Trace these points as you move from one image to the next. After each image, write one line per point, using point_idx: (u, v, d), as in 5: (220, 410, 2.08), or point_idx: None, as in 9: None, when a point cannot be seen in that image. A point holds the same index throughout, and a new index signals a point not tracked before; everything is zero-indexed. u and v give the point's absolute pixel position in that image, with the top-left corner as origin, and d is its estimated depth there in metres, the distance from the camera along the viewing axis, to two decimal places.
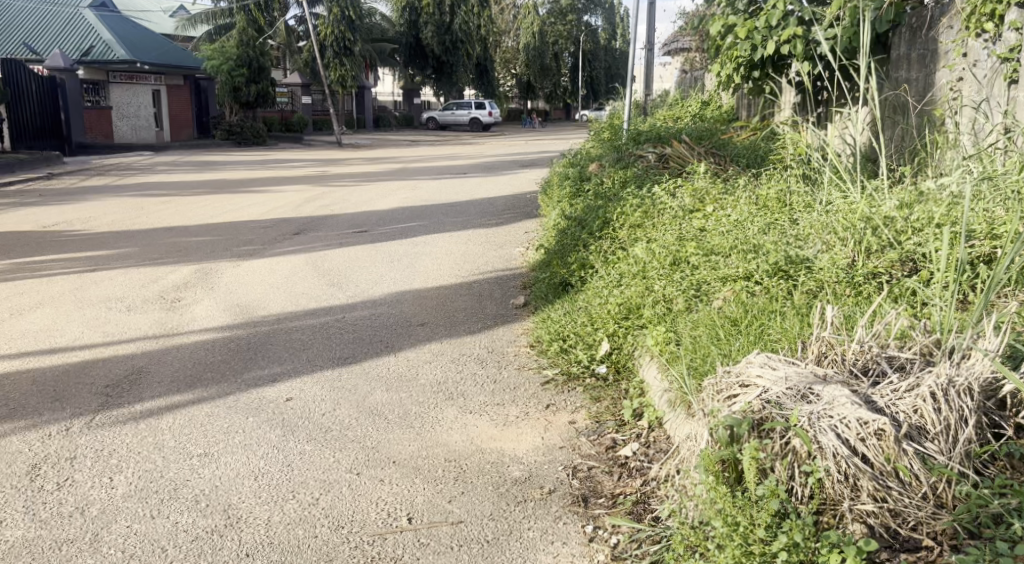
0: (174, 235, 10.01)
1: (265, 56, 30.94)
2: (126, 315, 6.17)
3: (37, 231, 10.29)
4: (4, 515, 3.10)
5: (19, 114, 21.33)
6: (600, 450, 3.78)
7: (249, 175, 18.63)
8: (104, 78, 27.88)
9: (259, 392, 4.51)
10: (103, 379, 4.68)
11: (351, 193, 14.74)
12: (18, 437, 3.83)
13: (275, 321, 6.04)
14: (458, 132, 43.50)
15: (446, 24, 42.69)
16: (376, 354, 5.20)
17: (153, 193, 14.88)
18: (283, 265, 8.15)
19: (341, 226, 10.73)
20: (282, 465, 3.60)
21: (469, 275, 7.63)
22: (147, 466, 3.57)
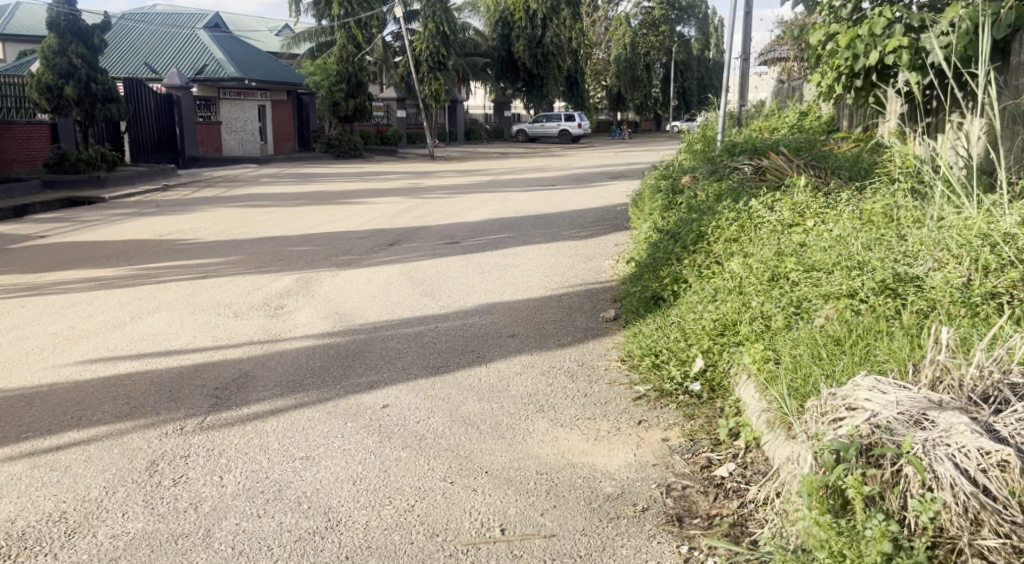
0: (277, 244, 10.43)
1: (364, 71, 31.90)
2: (234, 320, 6.47)
3: (154, 239, 10.92)
4: (127, 507, 3.30)
5: (139, 130, 22.71)
6: (695, 469, 3.71)
7: (346, 186, 19.25)
8: (215, 94, 29.35)
9: (357, 398, 4.65)
10: (214, 382, 4.93)
11: (443, 205, 15.01)
12: (139, 435, 4.07)
13: (372, 329, 6.22)
14: (548, 144, 43.71)
15: (538, 38, 43.07)
16: (468, 364, 5.28)
17: (258, 203, 15.57)
18: (379, 274, 8.38)
19: (434, 237, 10.94)
20: (379, 471, 3.69)
21: (559, 288, 7.64)
22: (253, 466, 3.73)
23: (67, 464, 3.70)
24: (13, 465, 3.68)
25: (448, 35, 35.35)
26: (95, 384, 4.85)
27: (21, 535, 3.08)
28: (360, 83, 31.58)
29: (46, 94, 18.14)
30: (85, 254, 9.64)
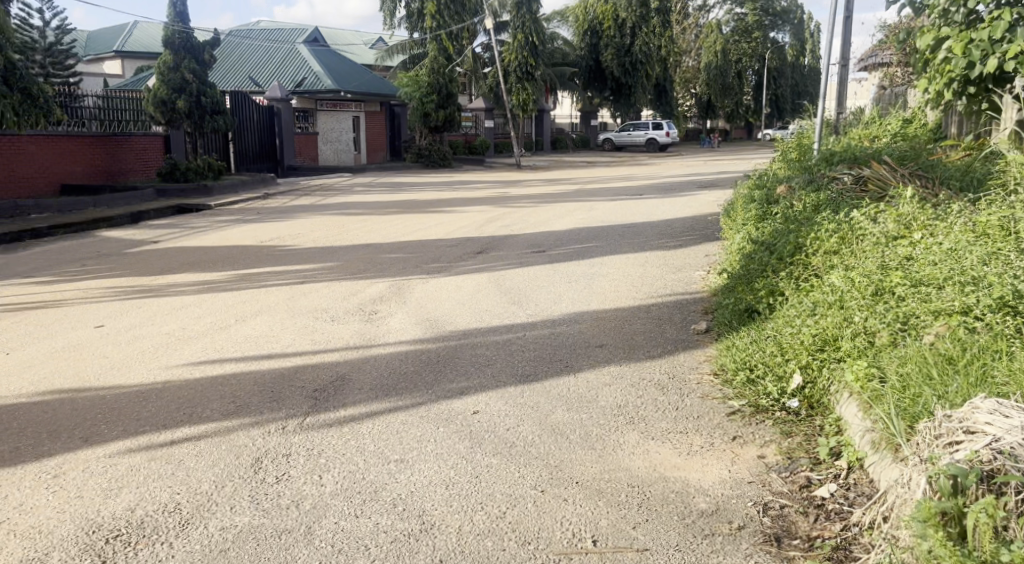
0: (370, 251, 10.72)
1: (454, 82, 32.42)
2: (331, 325, 6.67)
3: (255, 245, 11.39)
4: (235, 501, 3.45)
5: (242, 141, 23.75)
6: (794, 489, 3.60)
7: (436, 195, 19.60)
8: (313, 106, 30.33)
9: (448, 403, 4.73)
10: (312, 383, 5.10)
11: (531, 214, 15.09)
12: (245, 432, 4.26)
13: (462, 336, 6.31)
14: (635, 153, 43.34)
15: (626, 46, 42.84)
16: (556, 373, 5.29)
17: (351, 211, 16.03)
18: (468, 282, 8.50)
19: (522, 246, 11.01)
20: (471, 477, 3.74)
21: (648, 298, 7.56)
22: (351, 467, 3.84)
23: (180, 458, 3.90)
24: (131, 457, 3.91)
25: (537, 45, 35.50)
26: (204, 383, 5.09)
27: (139, 523, 3.26)
28: (451, 94, 32.12)
29: (161, 108, 19.18)
30: (192, 259, 10.14)
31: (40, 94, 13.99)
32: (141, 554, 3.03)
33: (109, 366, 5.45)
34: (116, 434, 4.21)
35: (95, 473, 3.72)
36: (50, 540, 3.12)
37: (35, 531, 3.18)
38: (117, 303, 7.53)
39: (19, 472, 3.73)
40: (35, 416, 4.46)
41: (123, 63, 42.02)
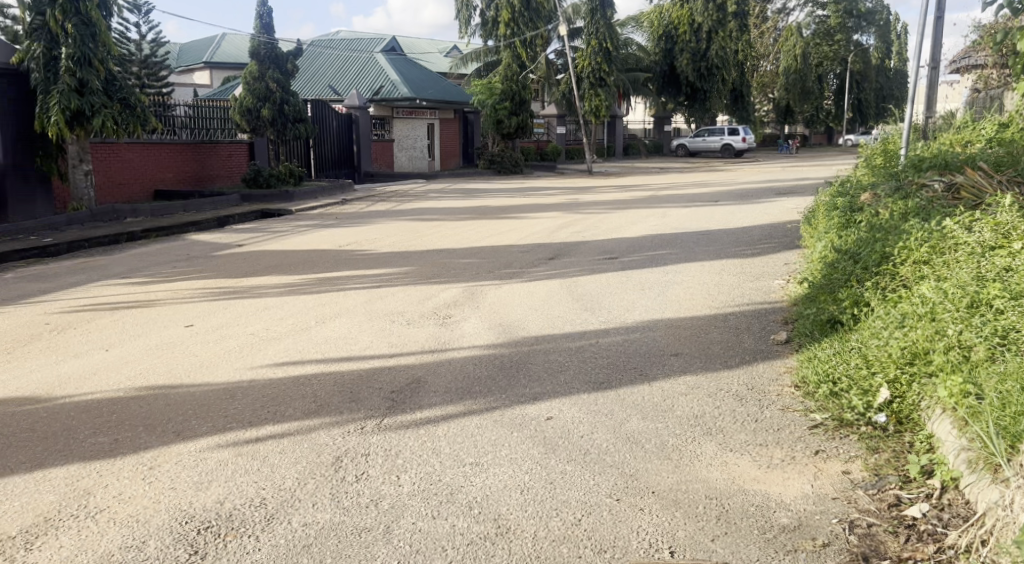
0: (443, 256, 10.84)
1: (527, 89, 32.56)
2: (407, 328, 6.77)
3: (334, 249, 11.67)
4: (317, 498, 3.53)
5: (322, 148, 24.38)
6: (882, 507, 3.47)
7: (508, 201, 19.72)
8: (389, 113, 30.82)
9: (522, 408, 4.73)
10: (389, 385, 5.18)
11: (603, 220, 15.01)
12: (326, 432, 4.35)
13: (536, 342, 6.31)
14: (710, 159, 42.63)
15: (702, 51, 42.23)
16: (631, 381, 5.24)
17: (425, 217, 16.26)
18: (541, 288, 8.50)
19: (595, 252, 10.96)
20: (545, 482, 3.73)
21: (724, 307, 7.41)
22: (427, 469, 3.88)
23: (264, 454, 4.02)
24: (219, 452, 4.05)
25: (611, 51, 35.26)
26: (287, 382, 5.24)
27: (228, 516, 3.37)
28: (524, 101, 32.36)
29: (247, 116, 20.02)
30: (274, 262, 10.46)
31: (137, 104, 14.72)
32: (230, 545, 3.13)
33: (198, 364, 5.66)
34: (205, 429, 4.36)
35: (186, 466, 3.87)
36: (147, 529, 3.25)
37: (133, 519, 3.33)
38: (204, 304, 7.81)
39: (118, 463, 3.91)
40: (131, 410, 4.66)
41: (211, 73, 43.72)
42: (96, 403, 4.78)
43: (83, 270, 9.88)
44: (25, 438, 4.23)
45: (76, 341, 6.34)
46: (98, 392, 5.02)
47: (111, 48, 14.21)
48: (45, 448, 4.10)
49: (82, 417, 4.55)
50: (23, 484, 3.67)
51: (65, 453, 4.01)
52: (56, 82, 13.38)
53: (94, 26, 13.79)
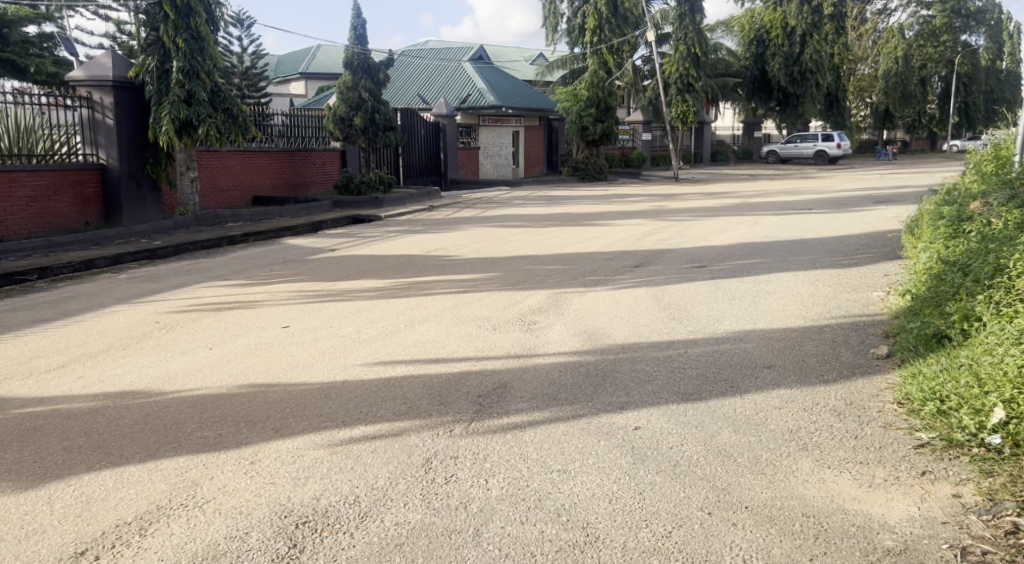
0: (529, 263, 10.87)
1: (613, 96, 32.40)
2: (493, 333, 6.83)
3: (421, 254, 11.89)
4: (408, 499, 3.60)
5: (410, 155, 24.87)
6: (997, 534, 3.28)
7: (593, 208, 19.62)
8: (475, 121, 31.20)
9: (609, 417, 4.69)
10: (476, 389, 5.23)
11: (690, 228, 14.74)
12: (416, 434, 4.42)
13: (622, 350, 6.26)
14: (802, 165, 41.37)
15: (795, 55, 41.12)
16: (721, 393, 5.11)
17: (510, 223, 16.37)
18: (627, 296, 8.44)
19: (682, 261, 10.79)
20: (634, 493, 3.68)
21: (818, 319, 7.18)
22: (515, 473, 3.89)
23: (357, 453, 4.12)
24: (315, 449, 4.18)
25: (700, 56, 34.67)
26: (378, 384, 5.36)
27: (324, 512, 3.46)
28: (609, 108, 32.27)
29: (339, 125, 20.60)
30: (364, 267, 10.72)
31: (240, 114, 15.40)
32: (326, 540, 3.22)
33: (294, 364, 5.85)
34: (302, 427, 4.51)
35: (284, 462, 4.01)
36: (249, 521, 3.38)
37: (237, 511, 3.47)
38: (298, 306, 8.08)
39: (221, 456, 4.08)
40: (233, 407, 4.86)
41: (306, 83, 45.28)
42: (201, 399, 5.01)
43: (188, 272, 10.37)
44: (138, 429, 4.46)
45: (183, 339, 6.65)
46: (203, 389, 5.24)
47: (217, 61, 15.02)
48: (156, 440, 4.32)
49: (189, 411, 4.77)
50: (136, 473, 3.87)
51: (174, 445, 4.22)
52: (168, 93, 14.12)
53: (203, 40, 14.65)
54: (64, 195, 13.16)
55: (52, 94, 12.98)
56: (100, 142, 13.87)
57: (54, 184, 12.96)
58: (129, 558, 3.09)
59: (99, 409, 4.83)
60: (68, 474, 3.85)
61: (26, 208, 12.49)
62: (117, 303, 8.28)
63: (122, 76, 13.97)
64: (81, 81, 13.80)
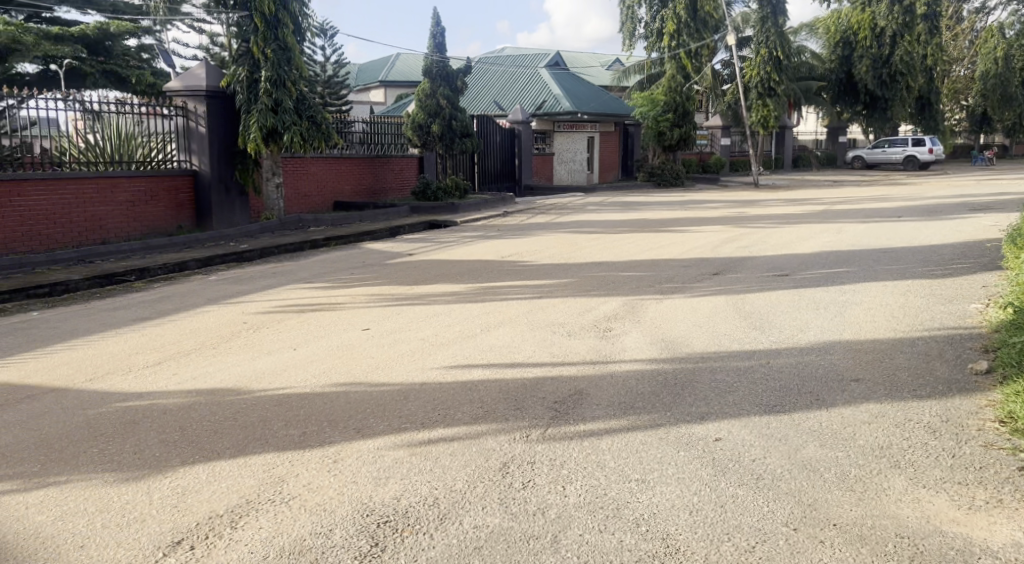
0: (605, 269, 10.81)
1: (690, 101, 32.24)
2: (568, 339, 6.81)
3: (497, 260, 11.96)
4: (486, 503, 3.62)
5: (486, 161, 25.06)
6: None
7: (670, 214, 19.38)
8: (550, 127, 31.23)
9: (688, 428, 4.61)
10: (553, 395, 5.23)
11: (770, 235, 14.39)
12: (494, 437, 4.45)
13: (701, 359, 6.15)
14: (891, 171, 39.86)
15: (885, 57, 39.76)
16: (806, 406, 4.97)
17: (586, 230, 16.30)
18: (705, 304, 8.29)
19: (763, 269, 10.54)
20: (715, 505, 3.61)
21: (909, 331, 6.90)
22: (592, 481, 3.87)
23: (436, 455, 4.18)
24: (395, 450, 4.25)
25: (782, 60, 33.81)
26: (456, 387, 5.42)
27: (404, 512, 3.52)
28: (687, 112, 31.89)
29: (417, 132, 20.97)
30: (442, 271, 10.85)
31: (323, 121, 15.85)
32: (407, 540, 3.27)
33: (374, 366, 5.97)
34: (383, 428, 4.60)
35: (366, 461, 4.09)
36: (333, 519, 3.46)
37: (321, 508, 3.56)
38: (378, 309, 8.24)
39: (306, 454, 4.19)
40: (317, 406, 4.99)
41: (386, 91, 46.23)
42: (286, 397, 5.17)
43: (274, 275, 10.70)
44: (228, 425, 4.63)
45: (269, 340, 6.87)
46: (288, 388, 5.40)
47: (303, 71, 15.54)
48: (245, 436, 4.48)
49: (275, 410, 4.93)
50: (227, 468, 4.01)
51: (262, 442, 4.37)
52: (256, 101, 14.65)
53: (290, 51, 15.18)
54: (160, 200, 13.79)
55: (150, 104, 13.58)
56: (193, 149, 14.47)
57: (151, 189, 13.59)
58: (221, 549, 3.21)
59: (192, 404, 5.03)
60: (164, 466, 4.03)
61: (126, 212, 13.14)
62: (207, 304, 8.61)
63: (215, 86, 14.51)
64: (177, 91, 14.41)
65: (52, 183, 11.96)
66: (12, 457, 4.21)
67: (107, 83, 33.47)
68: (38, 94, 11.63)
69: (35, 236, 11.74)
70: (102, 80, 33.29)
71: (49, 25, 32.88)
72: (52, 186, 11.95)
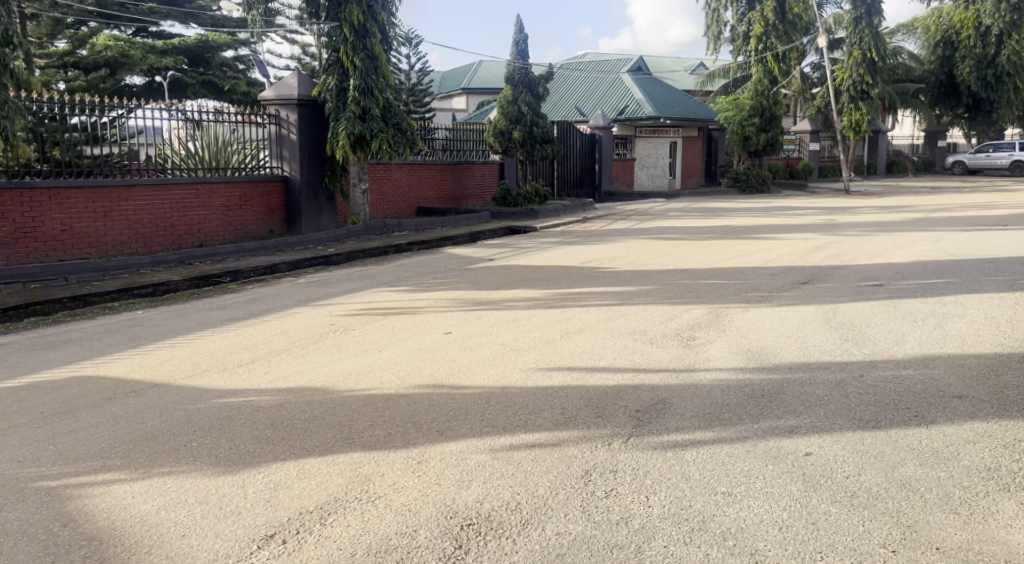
0: (687, 276, 10.64)
1: (778, 105, 31.33)
2: (651, 347, 6.73)
3: (578, 266, 11.92)
4: (569, 510, 3.61)
5: (566, 167, 25.05)
6: None
7: (757, 220, 18.94)
8: (632, 133, 30.96)
9: (777, 441, 4.49)
10: (635, 404, 5.17)
11: (863, 243, 13.86)
12: (576, 445, 4.43)
13: (790, 371, 5.96)
14: (995, 176, 37.92)
15: (990, 57, 37.86)
16: (903, 423, 4.76)
17: (669, 236, 16.07)
18: (794, 314, 8.06)
19: (855, 278, 10.17)
20: (807, 522, 3.50)
21: (1016, 347, 6.52)
22: (677, 493, 3.81)
23: (519, 460, 4.19)
24: (478, 453, 4.29)
25: (876, 62, 32.65)
26: (537, 392, 5.41)
27: (487, 516, 3.54)
28: (774, 116, 31.11)
29: (499, 138, 21.16)
30: (522, 276, 10.90)
31: (408, 128, 16.17)
32: (490, 544, 3.29)
33: (456, 370, 6.02)
34: (465, 431, 4.64)
35: (450, 464, 4.14)
36: (418, 519, 3.51)
37: (406, 508, 3.61)
38: (460, 313, 8.33)
39: (392, 455, 4.27)
40: (400, 407, 5.07)
41: (468, 98, 46.88)
42: (370, 398, 5.27)
43: (359, 278, 10.96)
44: (317, 424, 4.76)
45: (354, 341, 7.04)
46: (374, 389, 5.52)
47: (389, 80, 15.82)
48: (332, 434, 4.59)
49: (360, 410, 5.03)
50: (317, 465, 4.13)
51: (348, 441, 4.47)
52: (344, 109, 15.05)
53: (376, 60, 15.46)
54: (253, 205, 14.33)
55: (245, 113, 14.13)
56: (285, 156, 14.93)
57: (245, 194, 14.14)
58: (312, 544, 3.30)
59: (281, 403, 5.19)
60: (257, 462, 4.17)
61: (222, 216, 13.72)
62: (297, 306, 8.88)
63: (306, 94, 14.96)
64: (270, 100, 14.97)
65: (155, 188, 12.60)
66: (119, 447, 4.44)
67: (208, 93, 35.46)
68: (145, 104, 12.25)
69: (140, 238, 12.41)
70: (203, 90, 35.28)
71: (155, 38, 34.75)
72: (155, 191, 12.58)
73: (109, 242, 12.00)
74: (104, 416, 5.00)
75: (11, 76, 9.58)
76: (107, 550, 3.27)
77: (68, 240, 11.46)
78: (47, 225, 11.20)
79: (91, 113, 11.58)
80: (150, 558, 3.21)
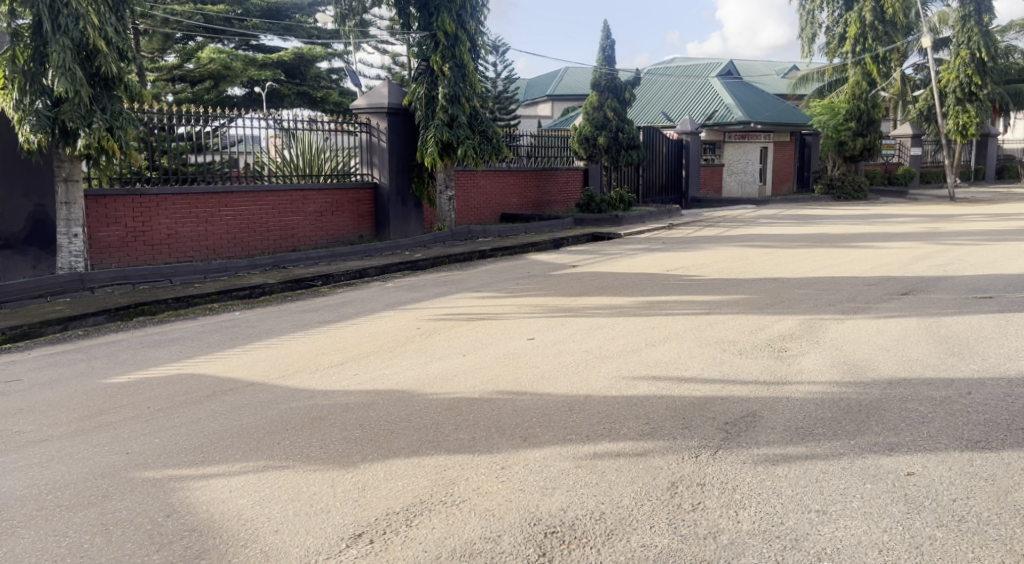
0: (777, 286, 10.33)
1: (878, 108, 30.17)
2: (740, 358, 6.54)
3: (664, 273, 11.73)
4: (655, 522, 3.54)
5: (652, 173, 24.76)
6: None
7: (854, 229, 18.20)
8: (720, 138, 30.31)
9: (874, 459, 4.30)
10: (724, 416, 5.04)
11: (970, 253, 13.11)
12: (662, 456, 4.35)
13: (890, 386, 5.68)
14: None
15: None
16: (1016, 445, 4.47)
17: (760, 244, 15.64)
18: (894, 326, 7.70)
19: (963, 290, 9.63)
20: (909, 546, 3.33)
21: None
22: (769, 509, 3.68)
23: (603, 469, 4.15)
24: (562, 461, 4.26)
25: (986, 62, 30.80)
26: (621, 401, 5.34)
27: (571, 524, 3.52)
28: (872, 120, 29.96)
29: (585, 144, 21.09)
30: (607, 284, 10.80)
31: (495, 136, 16.26)
32: (574, 553, 3.26)
33: (540, 376, 6.00)
34: (548, 437, 4.63)
35: (533, 471, 4.13)
36: (502, 525, 3.51)
37: (490, 513, 3.63)
38: (543, 320, 8.31)
39: (476, 459, 4.29)
40: (485, 412, 5.11)
41: (553, 105, 47.05)
42: (455, 402, 5.32)
43: (446, 284, 11.10)
44: (403, 426, 4.84)
45: (439, 345, 7.14)
46: (459, 392, 5.58)
47: (477, 88, 15.91)
48: (418, 436, 4.66)
49: (446, 413, 5.09)
50: (403, 467, 4.18)
51: (435, 444, 4.52)
52: (433, 118, 15.27)
53: (465, 68, 15.59)
54: (343, 211, 14.76)
55: (338, 121, 14.54)
56: (375, 163, 15.28)
57: (337, 200, 14.59)
58: (398, 545, 3.35)
59: (367, 404, 5.30)
60: (347, 462, 4.26)
61: (314, 222, 14.19)
62: (386, 309, 9.06)
63: (396, 103, 15.25)
64: (362, 109, 15.35)
65: (253, 195, 13.12)
66: (218, 443, 4.62)
67: (303, 103, 36.52)
68: (245, 113, 12.72)
69: (238, 243, 12.95)
70: (298, 100, 36.49)
71: (256, 52, 36.22)
72: (253, 197, 13.09)
73: (209, 246, 12.55)
74: (202, 413, 5.21)
75: (127, 88, 10.08)
76: (206, 542, 3.39)
77: (170, 244, 12.03)
78: (155, 229, 11.80)
79: (196, 123, 12.08)
80: (246, 552, 3.30)
